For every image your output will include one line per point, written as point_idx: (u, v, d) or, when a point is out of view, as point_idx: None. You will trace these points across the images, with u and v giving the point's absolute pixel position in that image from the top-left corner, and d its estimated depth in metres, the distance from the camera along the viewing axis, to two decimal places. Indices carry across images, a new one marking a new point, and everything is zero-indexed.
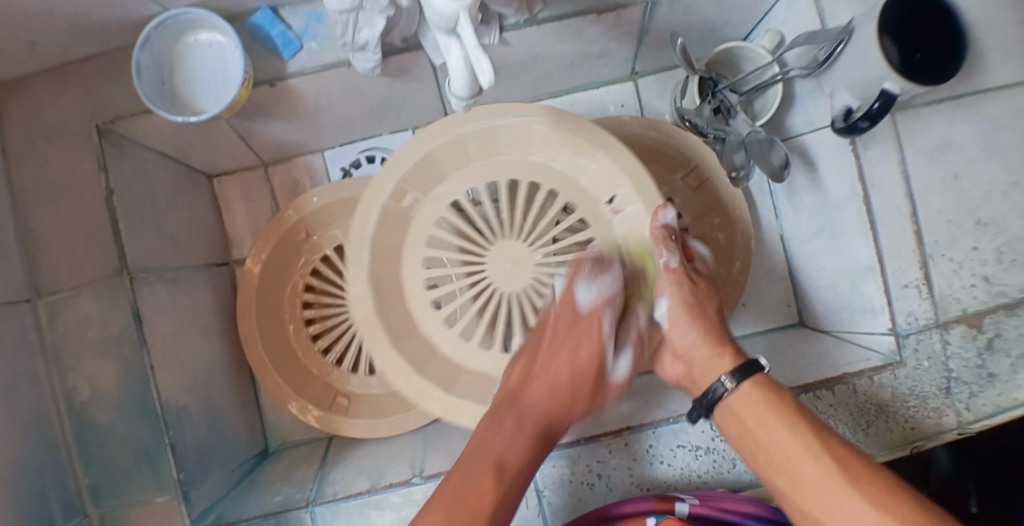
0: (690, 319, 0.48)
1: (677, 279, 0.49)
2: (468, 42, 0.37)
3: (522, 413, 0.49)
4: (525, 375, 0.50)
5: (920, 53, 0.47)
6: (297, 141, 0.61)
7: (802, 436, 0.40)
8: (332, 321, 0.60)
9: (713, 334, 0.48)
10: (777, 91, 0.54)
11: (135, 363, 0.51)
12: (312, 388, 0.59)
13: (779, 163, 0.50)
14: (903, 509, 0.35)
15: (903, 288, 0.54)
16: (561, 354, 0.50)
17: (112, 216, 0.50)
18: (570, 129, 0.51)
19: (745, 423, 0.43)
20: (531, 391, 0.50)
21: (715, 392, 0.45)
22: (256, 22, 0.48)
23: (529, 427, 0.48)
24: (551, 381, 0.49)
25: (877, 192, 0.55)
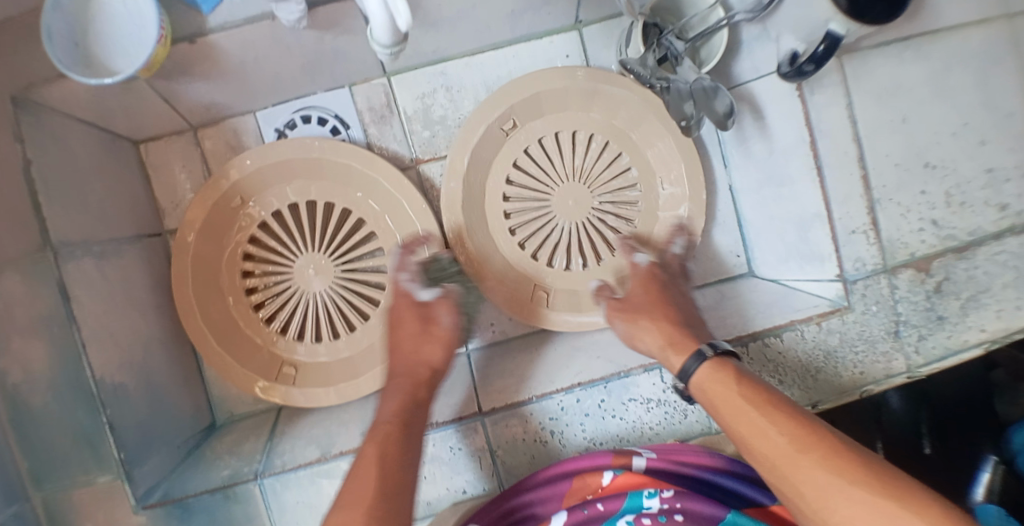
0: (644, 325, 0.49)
1: (628, 303, 0.51)
2: None
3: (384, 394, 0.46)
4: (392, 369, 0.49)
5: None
6: (226, 103, 0.58)
7: (766, 411, 0.39)
8: (276, 289, 0.59)
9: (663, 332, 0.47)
10: (721, 38, 0.53)
11: (64, 341, 0.49)
12: (258, 358, 0.58)
13: (724, 110, 0.47)
14: (860, 472, 0.34)
15: (851, 234, 0.53)
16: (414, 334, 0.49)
17: (32, 188, 0.47)
18: (601, 95, 0.56)
19: (714, 394, 0.42)
20: (396, 358, 0.48)
21: (687, 372, 0.44)
22: None
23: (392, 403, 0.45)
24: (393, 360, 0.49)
25: (825, 136, 0.52)
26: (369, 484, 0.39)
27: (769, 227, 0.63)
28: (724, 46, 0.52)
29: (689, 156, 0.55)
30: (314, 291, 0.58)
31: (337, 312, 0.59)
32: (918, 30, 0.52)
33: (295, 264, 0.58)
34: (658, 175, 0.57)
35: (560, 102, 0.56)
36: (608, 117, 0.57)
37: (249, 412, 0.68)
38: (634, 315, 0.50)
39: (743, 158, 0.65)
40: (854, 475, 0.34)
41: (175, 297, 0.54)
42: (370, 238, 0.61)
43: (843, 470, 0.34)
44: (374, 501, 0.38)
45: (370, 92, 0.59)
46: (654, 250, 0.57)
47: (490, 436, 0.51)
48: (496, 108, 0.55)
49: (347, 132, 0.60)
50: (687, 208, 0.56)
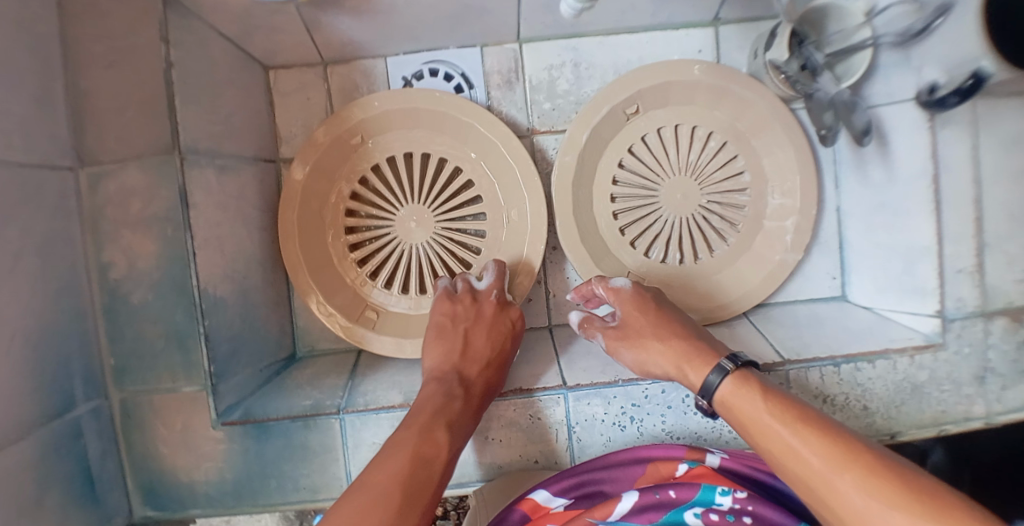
0: (652, 353, 0.48)
1: (626, 329, 0.51)
2: None
3: (456, 373, 0.48)
4: (447, 352, 0.51)
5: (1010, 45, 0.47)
6: (362, 42, 0.58)
7: (795, 427, 0.39)
8: (374, 234, 0.59)
9: (670, 359, 0.48)
10: (863, 57, 0.52)
11: (178, 244, 0.50)
12: (344, 298, 0.59)
13: (862, 127, 0.48)
14: (899, 491, 0.33)
15: (956, 273, 0.53)
16: (489, 337, 0.52)
17: (170, 89, 0.48)
18: (733, 95, 0.55)
19: (742, 413, 0.42)
20: (474, 346, 0.51)
21: (708, 388, 0.44)
22: None
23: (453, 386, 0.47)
24: (456, 345, 0.51)
25: (949, 171, 0.53)
26: (427, 449, 0.40)
27: (872, 256, 0.63)
28: (866, 66, 0.52)
29: (807, 168, 0.55)
30: (412, 243, 0.59)
31: (429, 267, 0.59)
32: None
33: (398, 214, 0.59)
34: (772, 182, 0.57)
35: (688, 95, 0.56)
36: (734, 118, 0.57)
37: (330, 348, 0.67)
38: (638, 341, 0.50)
39: (858, 182, 0.65)
40: (892, 494, 0.33)
41: (283, 221, 0.56)
42: (474, 201, 0.61)
43: (876, 492, 0.33)
44: (416, 462, 0.39)
45: (500, 56, 0.60)
46: (757, 256, 0.57)
47: (569, 411, 0.51)
48: (626, 92, 0.55)
49: (470, 91, 0.61)
50: (794, 220, 0.56)
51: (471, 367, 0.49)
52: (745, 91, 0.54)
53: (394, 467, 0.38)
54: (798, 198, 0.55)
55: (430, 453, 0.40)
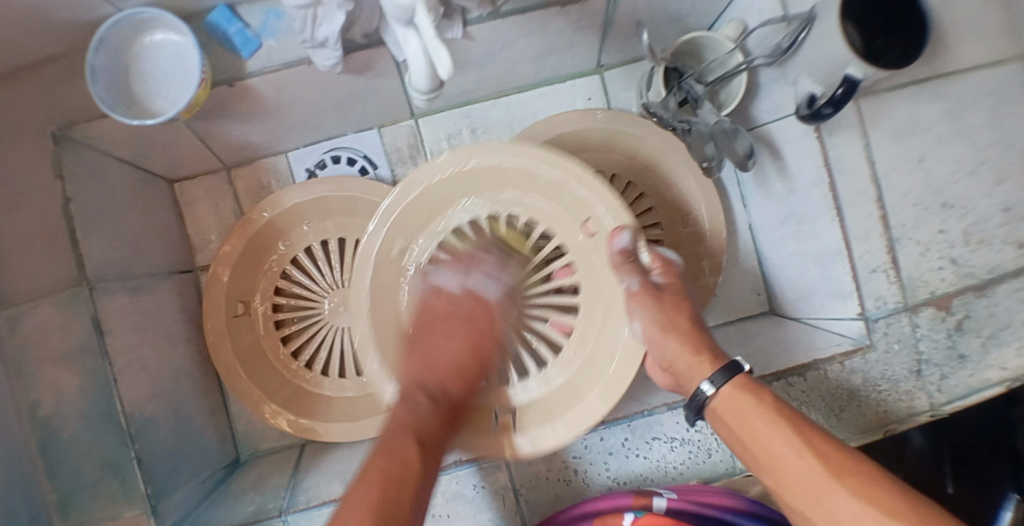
0: (663, 334, 0.47)
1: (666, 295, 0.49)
2: (426, 32, 0.37)
3: (425, 390, 0.51)
4: (419, 367, 0.52)
5: (880, 40, 0.50)
6: (262, 141, 0.61)
7: (785, 432, 0.39)
8: (304, 324, 0.60)
9: (689, 341, 0.47)
10: (741, 81, 0.53)
11: (98, 373, 0.51)
12: (284, 392, 0.58)
13: (744, 152, 0.49)
14: (888, 497, 0.33)
15: (871, 272, 0.53)
16: (461, 340, 0.54)
17: (71, 224, 0.50)
18: (625, 135, 0.55)
19: (734, 420, 0.42)
20: (437, 364, 0.53)
21: (698, 399, 0.44)
22: (215, 19, 0.48)
23: (422, 399, 0.50)
24: (423, 361, 0.53)
25: (842, 174, 0.54)
26: (395, 467, 0.43)
27: (795, 266, 0.64)
28: (744, 90, 0.52)
29: (710, 196, 0.56)
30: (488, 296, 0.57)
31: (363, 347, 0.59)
32: (934, 73, 0.52)
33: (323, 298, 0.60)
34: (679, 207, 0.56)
35: (583, 143, 0.56)
36: (631, 156, 0.56)
37: (273, 447, 0.70)
38: (666, 318, 0.48)
39: (762, 197, 0.68)
40: (884, 501, 0.33)
41: (209, 325, 0.56)
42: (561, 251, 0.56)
43: (875, 499, 0.34)
44: (388, 484, 0.42)
45: (397, 132, 0.65)
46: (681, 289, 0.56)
47: (512, 476, 0.51)
48: (648, 120, 0.54)
49: (375, 171, 0.65)
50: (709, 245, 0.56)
51: (444, 379, 0.52)
52: (635, 129, 0.55)
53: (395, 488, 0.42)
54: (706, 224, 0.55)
55: (398, 472, 0.43)
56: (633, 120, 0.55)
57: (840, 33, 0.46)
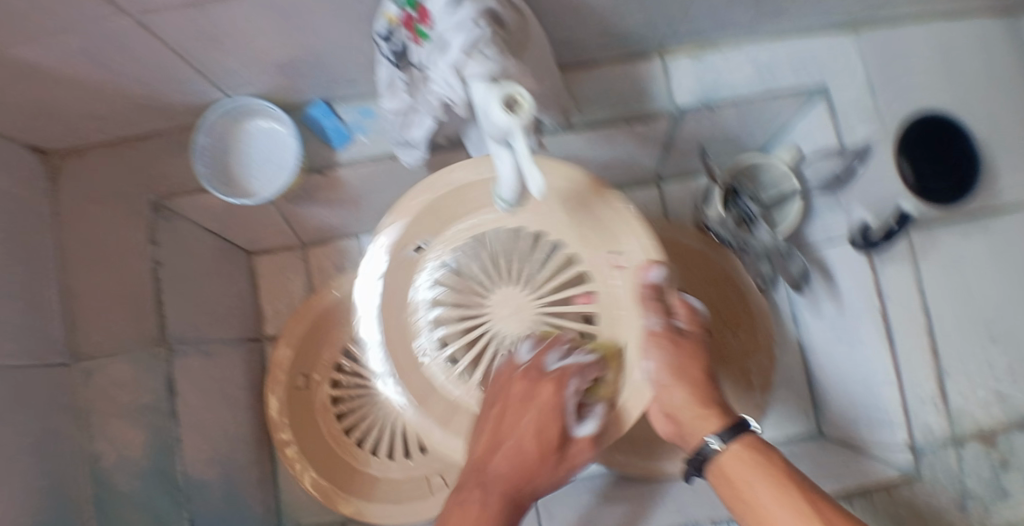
0: (674, 380, 0.41)
1: (682, 345, 0.41)
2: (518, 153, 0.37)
3: (485, 483, 0.41)
4: (520, 453, 0.42)
5: (929, 179, 0.53)
6: (336, 225, 0.66)
7: (792, 498, 0.36)
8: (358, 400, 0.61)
9: (697, 394, 0.42)
10: (795, 206, 0.55)
11: (163, 432, 0.53)
12: (330, 467, 0.59)
13: (798, 273, 0.53)
14: None
15: (920, 403, 0.54)
16: (536, 422, 0.42)
17: (156, 287, 0.53)
18: (677, 249, 0.58)
19: (737, 479, 0.39)
20: (496, 457, 0.42)
21: (703, 453, 0.41)
22: (312, 112, 0.53)
23: (496, 496, 0.41)
24: (516, 441, 0.42)
25: (892, 302, 0.55)
26: None
27: (846, 390, 0.64)
28: (799, 213, 0.54)
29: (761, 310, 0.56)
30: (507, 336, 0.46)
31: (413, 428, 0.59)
32: (982, 208, 0.53)
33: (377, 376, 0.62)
34: (729, 320, 0.57)
35: None
36: (686, 268, 0.58)
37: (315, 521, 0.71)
38: (680, 366, 0.42)
39: (815, 319, 0.68)
40: None
41: (269, 391, 0.60)
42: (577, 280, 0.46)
43: None
44: None
45: None
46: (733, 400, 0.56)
47: None
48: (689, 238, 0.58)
49: None
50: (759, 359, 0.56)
51: (498, 464, 0.42)
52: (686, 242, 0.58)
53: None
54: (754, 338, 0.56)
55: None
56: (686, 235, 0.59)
57: None
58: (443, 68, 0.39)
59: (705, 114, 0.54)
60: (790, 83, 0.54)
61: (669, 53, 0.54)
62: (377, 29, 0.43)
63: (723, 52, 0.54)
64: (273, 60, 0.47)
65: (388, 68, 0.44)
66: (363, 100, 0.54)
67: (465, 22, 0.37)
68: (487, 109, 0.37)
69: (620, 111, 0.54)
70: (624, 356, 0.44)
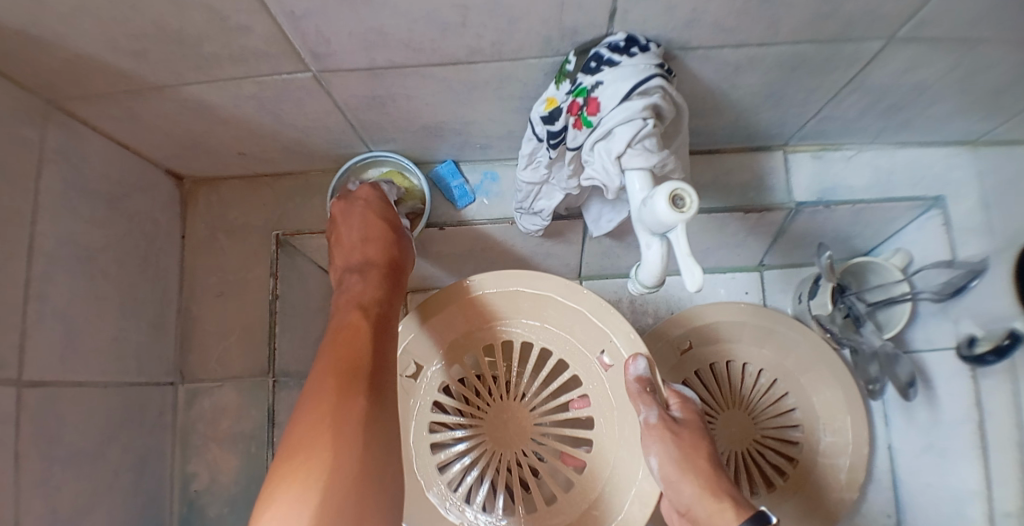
0: (680, 474, 0.46)
1: (680, 440, 0.47)
2: (679, 247, 0.38)
3: (348, 302, 0.47)
4: (366, 249, 0.51)
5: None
6: (437, 275, 0.68)
7: None
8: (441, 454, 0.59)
9: (707, 484, 0.46)
10: (903, 310, 0.55)
11: (259, 461, 0.55)
12: None
13: (906, 379, 0.53)
14: None
15: (1004, 517, 0.53)
16: (374, 244, 0.51)
17: (272, 319, 0.56)
18: (775, 334, 0.58)
19: None
20: (358, 252, 0.51)
21: None
22: (440, 169, 0.56)
23: (371, 273, 0.49)
24: (349, 250, 0.51)
25: (992, 421, 0.54)
26: (342, 364, 0.40)
27: (930, 495, 0.62)
28: (906, 319, 0.55)
29: (855, 410, 0.56)
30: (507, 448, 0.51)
31: None
32: None
33: None
34: (821, 416, 0.56)
35: (738, 332, 0.59)
36: (781, 356, 0.58)
37: None
38: (684, 462, 0.46)
39: (906, 423, 0.65)
40: None
41: None
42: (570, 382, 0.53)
43: None
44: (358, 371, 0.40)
45: None
46: (813, 497, 0.55)
47: None
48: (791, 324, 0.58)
49: None
50: (847, 460, 0.56)
51: (364, 250, 0.50)
52: (790, 330, 0.58)
53: (358, 491, 0.34)
54: (844, 438, 0.56)
55: (344, 355, 0.41)
56: (789, 322, 0.58)
57: (1012, 292, 0.49)
58: (606, 156, 0.39)
59: (822, 207, 0.56)
60: (906, 193, 0.57)
61: (792, 147, 0.57)
62: (537, 111, 0.44)
63: (846, 152, 0.57)
64: (420, 123, 0.49)
65: (534, 143, 0.46)
66: (489, 163, 0.57)
67: (633, 115, 0.36)
68: (651, 203, 0.38)
69: (734, 200, 0.56)
70: (622, 455, 0.48)
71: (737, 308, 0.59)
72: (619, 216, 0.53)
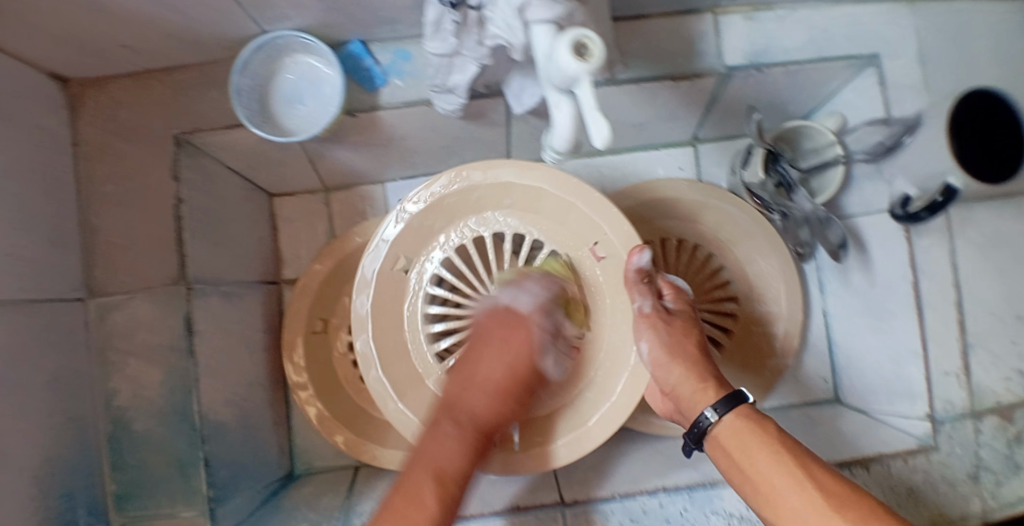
0: (670, 358, 0.47)
1: (675, 325, 0.49)
2: (585, 103, 0.34)
3: (455, 415, 0.44)
4: (501, 353, 0.45)
5: (976, 157, 0.50)
6: (362, 170, 0.65)
7: (785, 462, 0.39)
8: None
9: (694, 369, 0.47)
10: (837, 174, 0.55)
11: (181, 372, 0.51)
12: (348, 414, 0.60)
13: (838, 241, 0.52)
14: None
15: (943, 375, 0.54)
16: (501, 358, 0.45)
17: (178, 225, 0.52)
18: (712, 208, 0.58)
19: (735, 450, 0.42)
20: (472, 399, 0.44)
21: (699, 426, 0.45)
22: (348, 51, 0.51)
23: (470, 429, 0.43)
24: (490, 372, 0.44)
25: (927, 278, 0.54)
26: (410, 488, 0.39)
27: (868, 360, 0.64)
28: (840, 182, 0.54)
29: (791, 276, 0.58)
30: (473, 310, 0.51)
31: None
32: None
33: None
34: (756, 285, 0.59)
35: (673, 208, 0.58)
36: (716, 230, 0.59)
37: (328, 466, 0.69)
38: (676, 351, 0.47)
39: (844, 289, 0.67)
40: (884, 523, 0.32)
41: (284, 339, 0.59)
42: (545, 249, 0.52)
43: None
44: (433, 477, 0.40)
45: None
46: (749, 359, 0.58)
47: None
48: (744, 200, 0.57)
49: None
50: (784, 325, 0.58)
51: (473, 398, 0.44)
52: (723, 203, 0.58)
53: None
54: (781, 305, 0.58)
55: (439, 464, 0.41)
56: (722, 195, 0.58)
57: (944, 144, 0.51)
58: (508, 11, 0.36)
59: (753, 71, 0.52)
60: (842, 52, 0.54)
61: (721, 10, 0.52)
62: None
63: (778, 13, 0.53)
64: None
65: (438, 6, 0.41)
66: (400, 43, 0.52)
67: None
68: (555, 57, 0.34)
69: (663, 67, 0.52)
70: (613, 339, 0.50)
71: (673, 180, 0.58)
72: (540, 91, 0.48)
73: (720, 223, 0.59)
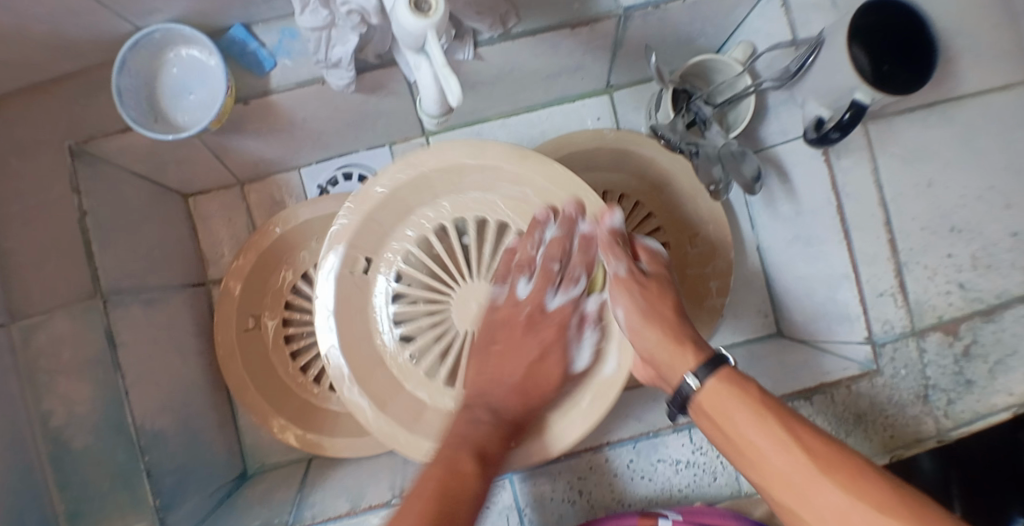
0: (644, 323, 0.44)
1: (649, 289, 0.46)
2: (436, 59, 0.35)
3: (490, 406, 0.46)
4: (522, 360, 0.47)
5: (888, 65, 0.46)
6: (274, 158, 0.66)
7: (769, 425, 0.37)
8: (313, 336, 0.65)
9: (672, 332, 0.44)
10: (749, 103, 0.58)
11: (110, 385, 0.50)
12: (293, 405, 0.64)
13: (752, 175, 0.52)
14: (881, 489, 0.31)
15: (879, 296, 0.52)
16: (526, 350, 0.47)
17: (85, 236, 0.50)
18: (634, 155, 0.59)
19: (716, 412, 0.39)
20: (499, 384, 0.47)
21: (682, 392, 0.42)
22: (232, 36, 0.49)
23: (502, 423, 0.45)
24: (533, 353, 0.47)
25: (852, 199, 0.54)
26: (456, 477, 0.39)
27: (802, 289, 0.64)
28: (752, 111, 0.57)
29: (718, 215, 0.60)
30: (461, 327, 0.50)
31: None
32: (939, 97, 0.51)
33: None
34: (684, 228, 0.61)
35: (591, 161, 0.60)
36: (638, 177, 0.61)
37: (281, 460, 0.72)
38: (652, 312, 0.45)
39: (772, 220, 0.68)
40: (875, 490, 0.31)
41: (222, 342, 0.62)
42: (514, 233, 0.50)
43: (863, 493, 0.31)
44: (478, 463, 0.41)
45: (407, 148, 0.71)
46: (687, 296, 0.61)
47: (517, 495, 0.51)
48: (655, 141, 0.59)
49: None
50: (717, 265, 0.61)
51: (501, 397, 0.46)
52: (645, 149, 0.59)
53: None
54: (714, 244, 0.61)
55: (475, 461, 0.41)
56: (643, 142, 0.59)
57: (846, 54, 0.46)
58: None
59: (653, 9, 0.50)
60: None
61: None
62: None
63: None
64: None
65: None
66: (285, 22, 0.51)
67: None
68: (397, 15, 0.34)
69: (560, 15, 0.49)
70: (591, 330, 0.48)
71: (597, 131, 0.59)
72: None
73: (642, 168, 0.60)
